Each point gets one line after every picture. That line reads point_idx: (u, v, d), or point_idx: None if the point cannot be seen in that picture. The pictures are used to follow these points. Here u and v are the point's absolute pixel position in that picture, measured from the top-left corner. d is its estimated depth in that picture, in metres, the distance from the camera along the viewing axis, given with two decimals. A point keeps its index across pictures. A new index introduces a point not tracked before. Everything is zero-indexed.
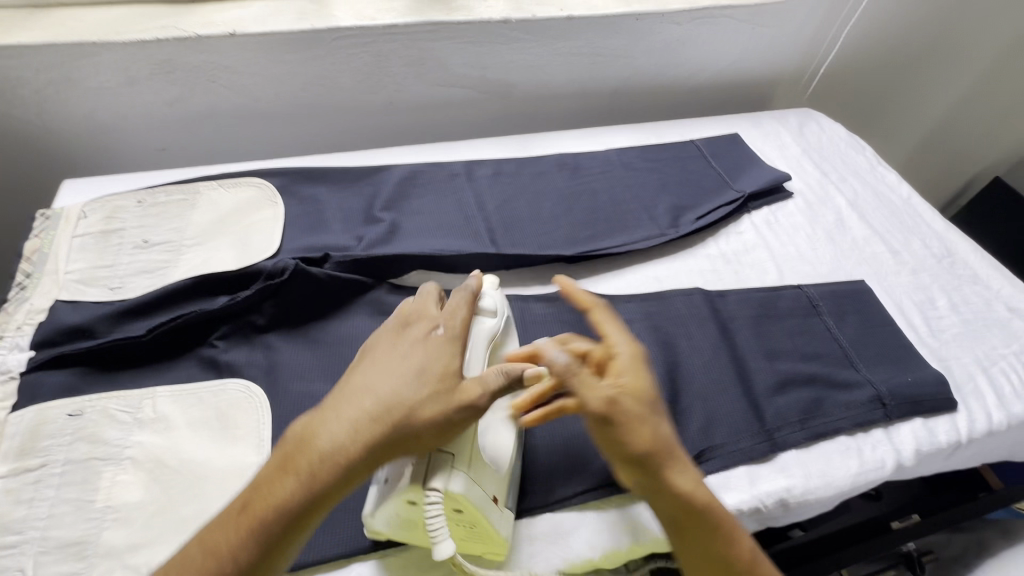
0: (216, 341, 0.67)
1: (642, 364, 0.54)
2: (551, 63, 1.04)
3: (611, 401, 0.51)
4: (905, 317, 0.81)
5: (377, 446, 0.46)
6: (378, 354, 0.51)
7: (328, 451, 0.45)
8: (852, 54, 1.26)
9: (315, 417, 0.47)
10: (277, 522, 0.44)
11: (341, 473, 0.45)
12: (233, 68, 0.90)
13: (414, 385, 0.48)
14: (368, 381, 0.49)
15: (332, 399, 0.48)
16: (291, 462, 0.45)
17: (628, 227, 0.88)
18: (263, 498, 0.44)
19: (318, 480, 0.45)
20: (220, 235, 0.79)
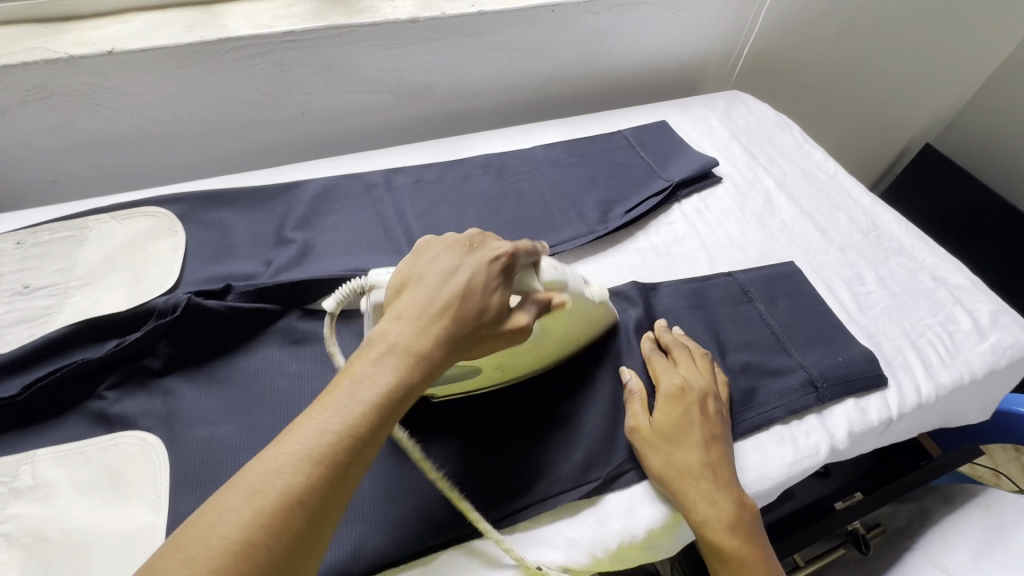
0: (105, 392, 0.62)
1: (676, 400, 0.62)
2: (469, 62, 1.00)
3: (632, 428, 0.62)
4: (835, 296, 0.81)
5: (463, 328, 0.48)
6: (440, 254, 0.52)
7: (426, 332, 0.46)
8: (776, 33, 1.26)
9: (405, 310, 0.48)
10: (387, 402, 0.43)
11: (439, 356, 0.47)
12: (118, 89, 0.83)
13: (487, 279, 0.51)
14: (438, 276, 0.50)
15: (409, 296, 0.49)
16: (393, 349, 0.45)
17: (556, 227, 0.85)
18: (370, 381, 0.43)
19: (420, 362, 0.45)
20: (112, 271, 0.72)
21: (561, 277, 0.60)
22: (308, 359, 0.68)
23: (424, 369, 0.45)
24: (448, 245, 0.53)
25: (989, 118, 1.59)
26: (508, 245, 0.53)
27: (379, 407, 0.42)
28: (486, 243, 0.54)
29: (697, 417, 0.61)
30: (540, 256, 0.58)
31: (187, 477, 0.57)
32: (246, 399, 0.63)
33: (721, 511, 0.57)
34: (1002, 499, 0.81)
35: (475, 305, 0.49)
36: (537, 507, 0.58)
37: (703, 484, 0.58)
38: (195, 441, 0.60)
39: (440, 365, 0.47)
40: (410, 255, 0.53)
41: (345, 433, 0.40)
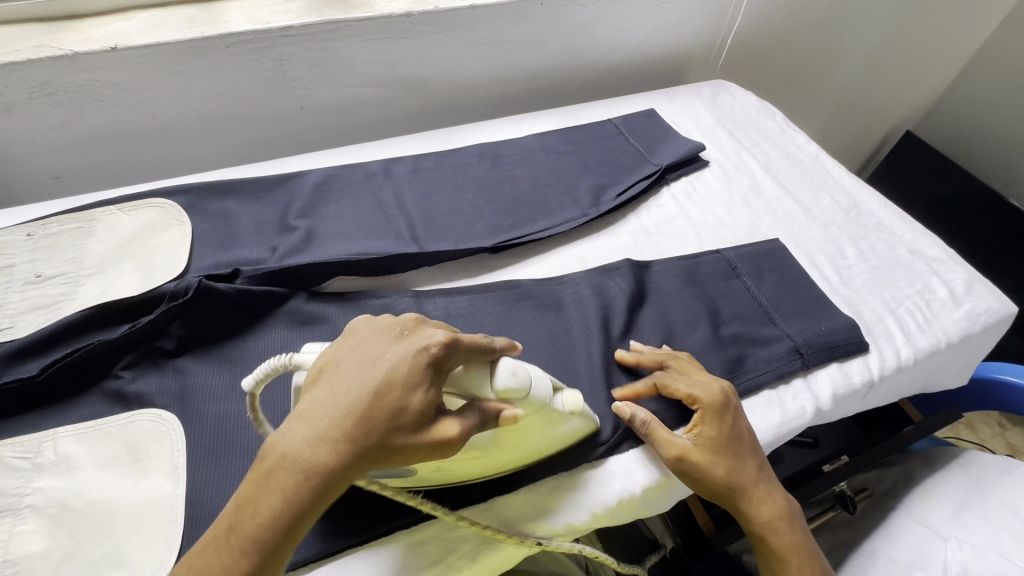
0: (121, 372, 0.64)
1: (722, 411, 0.62)
2: (461, 55, 1.03)
3: (684, 450, 0.60)
4: (818, 269, 0.84)
5: (368, 437, 0.41)
6: (365, 338, 0.45)
7: (321, 444, 0.40)
8: (758, 24, 1.30)
9: (305, 411, 0.42)
10: (271, 530, 0.39)
11: (339, 468, 0.40)
12: (122, 85, 0.85)
13: (407, 376, 0.42)
14: (351, 371, 0.43)
15: (317, 392, 0.42)
16: (283, 465, 0.40)
17: (550, 211, 0.88)
18: (253, 508, 0.39)
19: (308, 481, 0.40)
20: (121, 260, 0.75)
21: (522, 386, 0.49)
22: (315, 339, 0.70)
23: (314, 489, 0.40)
24: (377, 330, 0.46)
25: (966, 105, 1.65)
26: (443, 332, 0.45)
27: (263, 537, 0.39)
28: (420, 329, 0.46)
29: (743, 424, 0.62)
30: (494, 355, 0.49)
31: (203, 450, 0.60)
32: None
33: (780, 511, 0.61)
34: (980, 460, 0.85)
35: (386, 405, 0.41)
36: (536, 474, 0.61)
37: (759, 489, 0.61)
38: (211, 416, 0.62)
39: (339, 481, 0.41)
40: (343, 334, 0.47)
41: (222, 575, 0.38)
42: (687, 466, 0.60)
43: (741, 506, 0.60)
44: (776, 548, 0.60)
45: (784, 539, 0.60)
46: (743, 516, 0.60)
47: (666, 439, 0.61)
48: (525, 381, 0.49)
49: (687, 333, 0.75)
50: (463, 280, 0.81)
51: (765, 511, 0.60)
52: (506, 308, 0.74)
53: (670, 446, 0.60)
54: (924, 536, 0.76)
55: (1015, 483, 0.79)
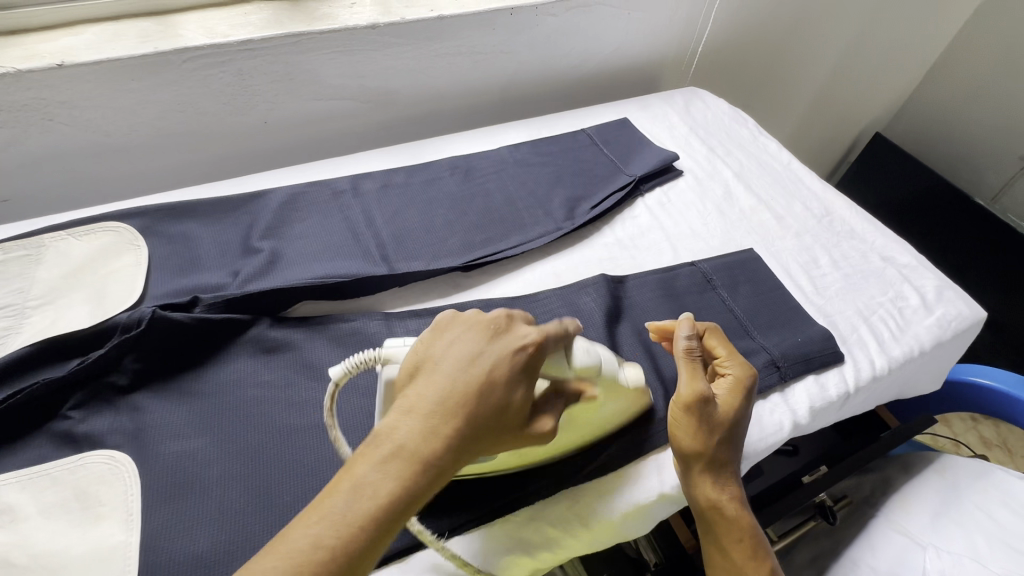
0: (69, 412, 0.60)
1: (744, 393, 0.63)
2: (430, 66, 1.01)
3: (706, 398, 0.60)
4: (793, 279, 0.84)
5: (479, 425, 0.45)
6: (460, 336, 0.49)
7: (438, 431, 0.43)
8: (728, 30, 1.31)
9: (415, 405, 0.44)
10: (391, 509, 0.40)
11: (451, 454, 0.44)
12: (71, 103, 0.81)
13: (510, 374, 0.47)
14: (454, 366, 0.46)
15: (422, 386, 0.46)
16: (399, 451, 0.42)
17: (524, 226, 0.86)
18: (370, 491, 0.40)
19: (425, 465, 0.42)
20: (72, 289, 0.71)
21: (595, 361, 0.56)
22: (280, 367, 0.67)
23: (431, 474, 0.42)
24: (471, 327, 0.49)
25: (931, 107, 1.68)
26: (538, 331, 0.50)
27: (381, 516, 0.40)
28: (512, 327, 0.50)
29: (749, 410, 0.63)
30: (570, 334, 0.54)
31: (159, 492, 0.56)
32: (218, 411, 0.63)
33: (739, 498, 0.61)
34: (955, 463, 0.86)
35: (492, 400, 0.46)
36: (511, 507, 0.59)
37: (731, 472, 0.61)
38: (168, 455, 0.59)
39: (450, 469, 0.44)
40: (432, 329, 0.51)
41: (339, 551, 0.38)
42: (691, 414, 0.60)
43: (708, 477, 0.60)
44: (723, 529, 0.60)
45: (735, 524, 0.60)
46: (703, 487, 0.59)
47: (690, 381, 0.61)
48: (596, 356, 0.57)
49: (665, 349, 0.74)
50: (435, 300, 0.78)
51: (727, 492, 0.60)
52: None
53: (689, 389, 0.60)
54: (903, 544, 0.76)
55: (988, 487, 0.80)
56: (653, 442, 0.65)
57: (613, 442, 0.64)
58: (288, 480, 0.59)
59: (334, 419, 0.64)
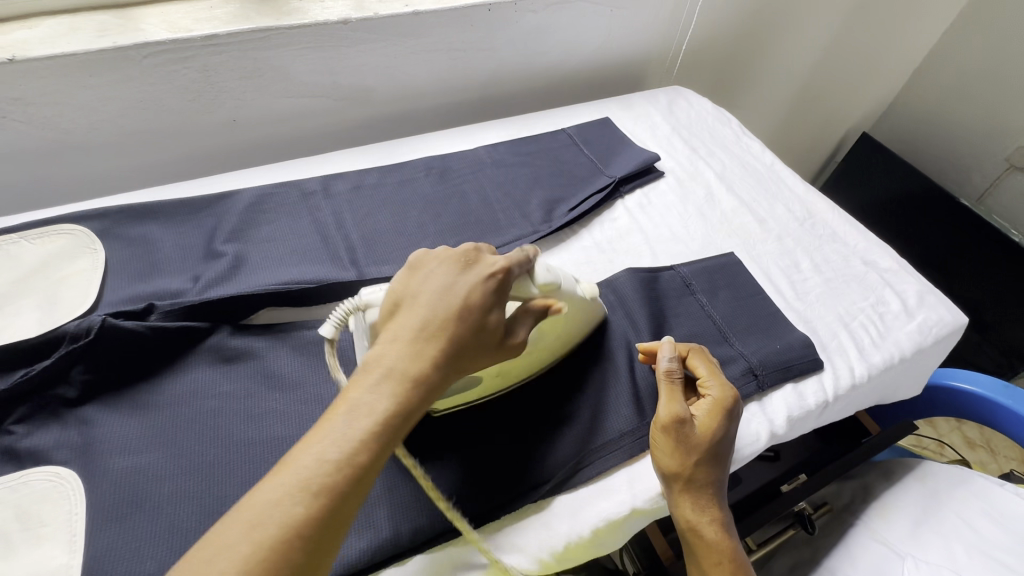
0: (13, 426, 0.57)
1: (725, 412, 0.61)
2: (406, 63, 0.98)
3: (681, 420, 0.60)
4: (773, 284, 0.83)
5: (460, 346, 0.48)
6: (434, 270, 0.52)
7: (426, 351, 0.47)
8: (714, 28, 1.29)
9: (401, 334, 0.48)
10: (387, 426, 0.43)
11: (438, 374, 0.47)
12: (25, 100, 0.77)
13: (483, 298, 0.50)
14: (432, 295, 0.50)
15: (404, 318, 0.49)
16: (391, 374, 0.45)
17: (499, 229, 0.84)
18: (367, 408, 0.43)
19: (416, 385, 0.45)
20: (22, 295, 0.67)
21: (556, 279, 0.59)
22: (241, 377, 0.65)
23: (422, 391, 0.46)
24: (442, 261, 0.52)
25: (918, 108, 1.67)
26: (503, 259, 0.53)
27: (381, 431, 0.43)
28: (481, 257, 0.53)
29: (732, 431, 0.62)
30: (532, 259, 0.57)
31: (106, 511, 0.54)
32: (172, 424, 0.60)
33: (719, 519, 0.60)
34: (936, 469, 0.85)
35: (471, 322, 0.49)
36: (479, 520, 0.57)
37: (712, 493, 0.60)
38: (116, 471, 0.56)
39: (437, 387, 0.47)
40: (403, 271, 0.53)
41: (342, 460, 0.41)
42: (667, 435, 0.60)
43: (687, 499, 0.59)
44: (704, 552, 0.59)
45: (715, 547, 0.59)
46: (682, 508, 0.59)
47: (667, 403, 0.61)
48: (557, 276, 0.60)
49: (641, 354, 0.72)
50: None
51: (707, 513, 0.59)
52: None
53: (666, 410, 0.61)
54: (882, 554, 0.74)
55: (969, 495, 0.78)
56: (628, 451, 0.63)
57: (587, 450, 0.62)
58: (244, 496, 0.56)
59: (294, 431, 0.61)
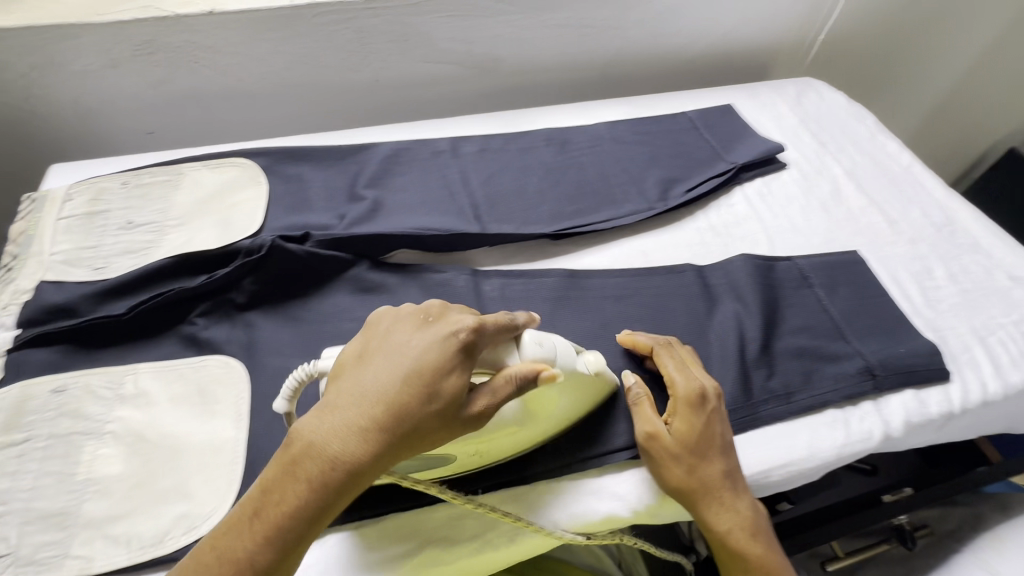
0: (196, 319, 0.68)
1: (695, 411, 0.59)
2: (538, 36, 1.01)
3: (654, 437, 0.59)
4: (900, 287, 0.79)
5: (394, 430, 0.43)
6: (390, 328, 0.48)
7: (351, 431, 0.43)
8: (855, 19, 1.21)
9: (332, 407, 0.44)
10: (298, 517, 0.42)
11: (362, 462, 0.43)
12: (215, 49, 0.89)
13: (431, 365, 0.45)
14: (379, 366, 0.45)
15: (346, 386, 0.45)
16: (309, 457, 0.43)
17: (615, 202, 0.86)
18: (279, 494, 0.42)
19: (336, 473, 0.42)
20: (202, 214, 0.78)
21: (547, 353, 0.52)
22: (375, 307, 0.72)
23: (340, 482, 0.43)
24: (405, 320, 0.48)
25: None
26: (466, 318, 0.47)
27: (286, 523, 0.42)
28: (444, 316, 0.48)
29: (715, 428, 0.59)
30: (518, 325, 0.50)
31: (265, 399, 0.63)
32: (319, 338, 0.68)
33: (743, 522, 0.57)
34: None
35: (410, 398, 0.44)
36: (584, 466, 0.61)
37: (724, 493, 0.58)
38: (274, 368, 0.65)
39: (366, 472, 0.43)
40: (366, 326, 0.50)
41: (247, 557, 0.41)
42: (647, 454, 0.60)
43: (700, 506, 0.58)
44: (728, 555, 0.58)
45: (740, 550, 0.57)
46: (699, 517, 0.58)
47: (639, 421, 0.61)
48: (550, 349, 0.52)
49: (752, 337, 0.71)
50: (522, 264, 0.80)
51: (727, 518, 0.57)
52: (564, 299, 0.74)
53: (638, 430, 0.60)
54: None
55: None
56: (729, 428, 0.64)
57: None
58: None
59: None
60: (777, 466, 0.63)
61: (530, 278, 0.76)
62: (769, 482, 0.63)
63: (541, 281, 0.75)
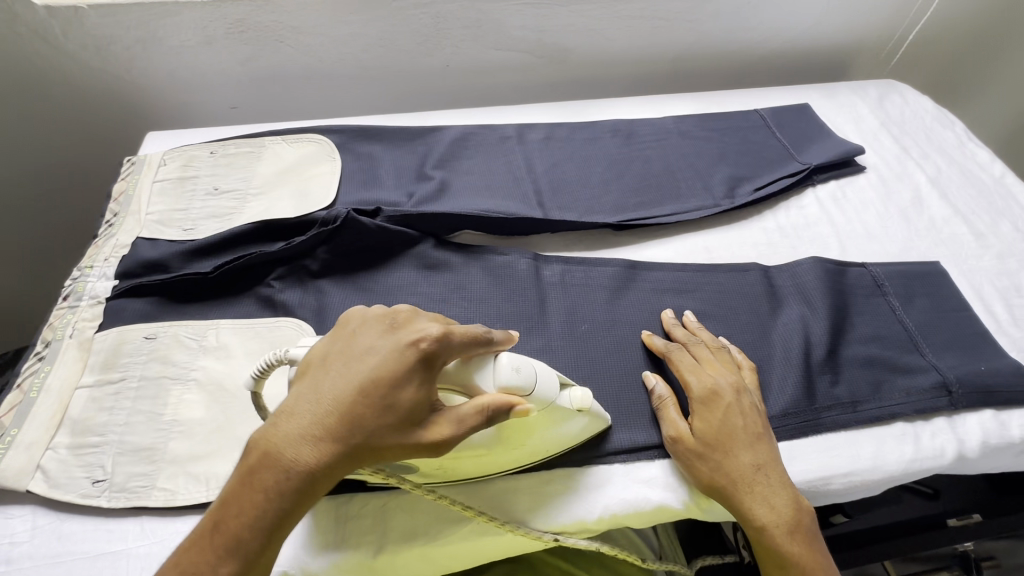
0: (273, 282, 0.72)
1: (713, 406, 0.60)
2: (611, 27, 1.01)
3: (676, 438, 0.59)
4: (984, 304, 0.75)
5: (357, 437, 0.42)
6: (355, 331, 0.46)
7: (305, 441, 0.41)
8: (947, 20, 1.15)
9: (291, 412, 0.42)
10: (256, 527, 0.40)
11: (325, 470, 0.41)
12: (300, 29, 0.93)
13: (395, 372, 0.42)
14: (342, 370, 0.43)
15: (307, 389, 0.43)
16: (267, 465, 0.41)
17: (680, 196, 0.85)
18: (238, 503, 0.41)
19: (297, 482, 0.41)
20: (281, 184, 0.82)
21: (524, 382, 0.48)
22: (438, 283, 0.74)
23: (300, 490, 0.41)
24: (371, 321, 0.46)
25: None
26: (432, 327, 0.45)
27: (247, 533, 0.40)
28: (412, 321, 0.46)
29: (736, 422, 0.59)
30: (486, 343, 0.47)
31: None
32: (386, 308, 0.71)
33: (784, 520, 0.54)
34: None
35: (373, 404, 0.42)
36: (635, 455, 0.62)
37: (761, 489, 0.55)
38: None
39: (322, 481, 0.42)
40: (334, 328, 0.47)
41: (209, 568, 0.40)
42: (675, 456, 0.60)
43: (735, 503, 0.56)
44: (773, 558, 0.54)
45: (784, 552, 0.54)
46: (738, 515, 0.56)
47: (663, 423, 0.61)
48: (530, 377, 0.49)
49: (819, 342, 0.69)
50: (583, 252, 0.80)
51: (768, 516, 0.54)
52: (623, 290, 0.74)
53: (663, 432, 0.61)
54: None
55: None
56: (788, 431, 0.63)
57: None
58: None
59: None
60: (839, 475, 0.61)
61: (590, 266, 0.76)
62: (828, 489, 0.61)
63: (602, 270, 0.75)
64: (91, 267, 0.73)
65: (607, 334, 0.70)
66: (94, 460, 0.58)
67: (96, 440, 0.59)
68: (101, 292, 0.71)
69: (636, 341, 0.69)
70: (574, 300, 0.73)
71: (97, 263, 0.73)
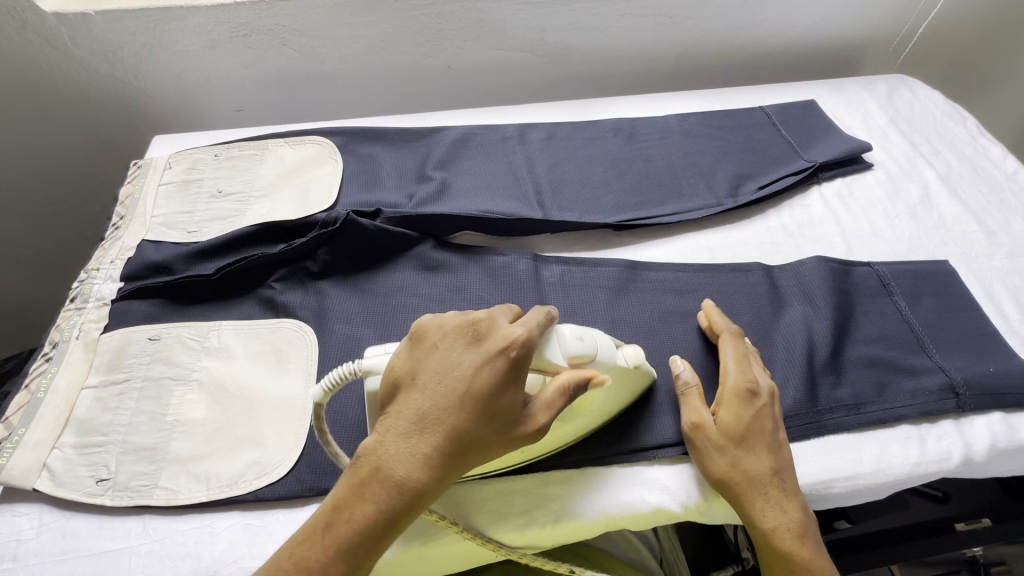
0: (274, 284, 0.72)
1: (746, 401, 0.59)
2: (613, 24, 1.00)
3: (699, 427, 0.59)
4: (993, 304, 0.73)
5: (463, 447, 0.44)
6: (439, 345, 0.46)
7: (413, 455, 0.43)
8: (959, 13, 1.12)
9: (393, 427, 0.44)
10: (366, 536, 0.42)
11: (432, 478, 0.43)
12: (302, 31, 0.93)
13: (492, 384, 0.44)
14: (438, 386, 0.44)
15: (403, 405, 0.44)
16: (379, 477, 0.43)
17: (682, 196, 0.84)
18: (348, 513, 0.43)
19: (408, 491, 0.43)
20: (283, 187, 0.83)
21: (590, 349, 0.51)
22: (437, 285, 0.73)
23: (412, 498, 0.43)
24: (451, 333, 0.46)
25: None
26: (518, 333, 0.45)
27: (362, 537, 0.42)
28: (494, 330, 0.46)
29: (764, 423, 0.58)
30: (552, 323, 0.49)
31: (332, 362, 0.66)
32: (384, 310, 0.71)
33: (791, 522, 0.54)
34: None
35: (476, 416, 0.44)
36: (634, 457, 0.61)
37: (773, 492, 0.55)
38: (340, 334, 0.68)
39: (431, 491, 0.44)
40: (409, 337, 0.47)
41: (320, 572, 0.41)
42: (692, 444, 0.59)
43: (746, 503, 0.55)
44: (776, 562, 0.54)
45: (788, 555, 0.53)
46: (746, 515, 0.55)
47: (689, 409, 0.60)
48: (592, 345, 0.52)
49: (823, 343, 0.68)
50: (582, 252, 0.80)
51: (775, 520, 0.54)
52: (623, 291, 0.73)
53: (686, 417, 0.60)
54: None
55: None
56: (790, 434, 0.62)
57: None
58: None
59: None
60: (842, 478, 0.60)
61: (590, 267, 0.75)
62: (831, 493, 0.60)
63: (602, 271, 0.75)
64: (97, 269, 0.74)
65: (606, 334, 0.70)
66: (98, 459, 0.59)
67: (101, 439, 0.60)
68: (106, 294, 0.72)
69: (636, 342, 0.69)
70: (573, 301, 0.72)
71: (104, 265, 0.74)
